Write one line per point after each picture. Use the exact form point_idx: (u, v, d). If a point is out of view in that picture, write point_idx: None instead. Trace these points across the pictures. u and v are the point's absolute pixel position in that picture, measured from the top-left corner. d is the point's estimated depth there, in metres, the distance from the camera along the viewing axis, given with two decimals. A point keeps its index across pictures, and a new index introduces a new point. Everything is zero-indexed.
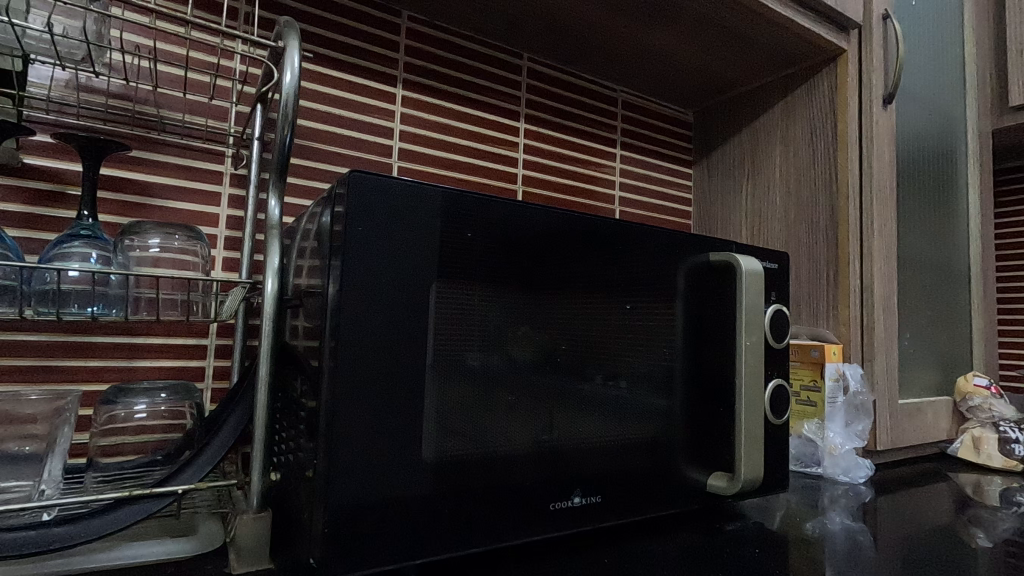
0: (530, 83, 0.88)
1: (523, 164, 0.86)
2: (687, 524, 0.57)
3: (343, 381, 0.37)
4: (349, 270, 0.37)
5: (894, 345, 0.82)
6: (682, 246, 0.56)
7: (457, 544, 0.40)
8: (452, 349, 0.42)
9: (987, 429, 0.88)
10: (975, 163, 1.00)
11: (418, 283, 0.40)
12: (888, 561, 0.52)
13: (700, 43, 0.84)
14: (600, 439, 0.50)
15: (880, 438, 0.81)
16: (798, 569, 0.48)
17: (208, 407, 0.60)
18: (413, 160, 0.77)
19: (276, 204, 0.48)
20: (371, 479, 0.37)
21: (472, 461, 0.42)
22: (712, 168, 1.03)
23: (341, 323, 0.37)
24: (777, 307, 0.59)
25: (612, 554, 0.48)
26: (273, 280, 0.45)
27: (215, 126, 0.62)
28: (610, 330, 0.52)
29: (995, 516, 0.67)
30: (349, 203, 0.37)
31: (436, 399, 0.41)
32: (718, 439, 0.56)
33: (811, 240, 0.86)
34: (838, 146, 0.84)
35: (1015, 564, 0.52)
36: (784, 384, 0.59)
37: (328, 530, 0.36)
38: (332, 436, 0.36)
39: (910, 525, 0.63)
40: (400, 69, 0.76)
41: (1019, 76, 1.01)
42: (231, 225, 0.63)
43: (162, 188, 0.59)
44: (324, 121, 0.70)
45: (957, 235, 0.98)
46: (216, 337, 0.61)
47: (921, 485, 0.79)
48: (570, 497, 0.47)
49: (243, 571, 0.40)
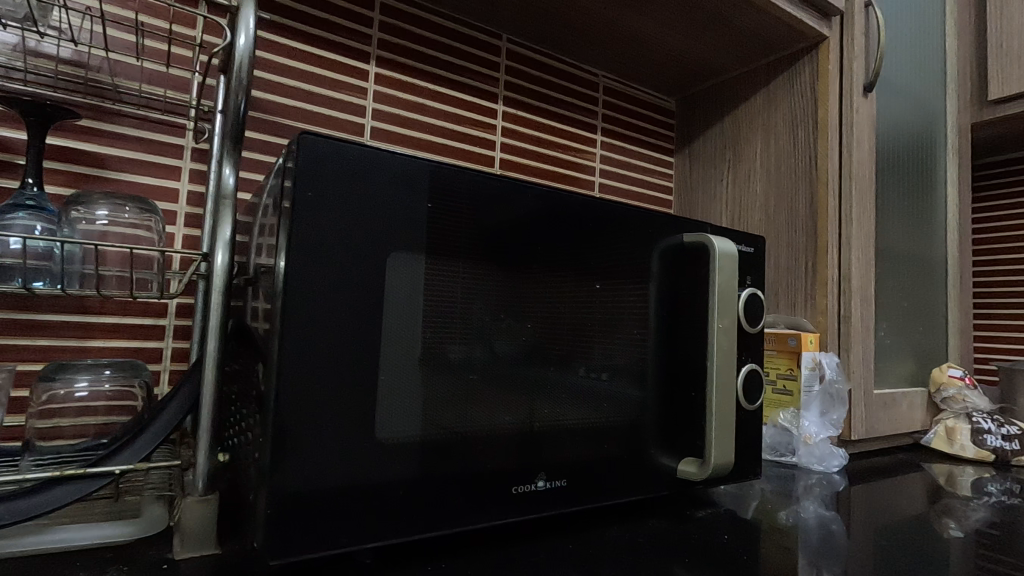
0: (509, 65, 0.86)
1: (500, 147, 0.84)
2: (658, 511, 0.56)
3: (292, 355, 0.35)
4: (300, 241, 0.35)
5: (871, 335, 0.82)
6: (656, 228, 0.54)
7: (412, 528, 0.39)
8: (412, 327, 0.40)
9: (961, 420, 0.89)
10: (953, 155, 1.00)
11: (373, 254, 0.38)
12: (859, 551, 0.51)
13: (681, 27, 0.83)
14: (568, 423, 0.48)
15: (855, 427, 0.80)
16: (769, 558, 0.47)
17: (165, 389, 0.58)
18: (387, 140, 0.74)
19: (232, 173, 0.45)
20: (321, 460, 0.36)
21: (431, 442, 0.40)
22: (693, 156, 1.02)
23: (289, 294, 0.35)
24: (752, 291, 0.58)
25: (578, 541, 0.47)
26: (225, 252, 0.43)
27: (174, 97, 0.59)
28: (580, 311, 0.50)
29: (967, 506, 0.67)
30: (298, 167, 0.35)
31: (393, 378, 0.39)
32: (689, 424, 0.54)
33: (790, 229, 0.85)
34: (818, 134, 0.83)
35: (987, 554, 0.52)
36: (758, 369, 0.58)
37: (272, 511, 0.34)
38: (279, 414, 0.34)
39: (884, 514, 0.62)
40: (374, 46, 0.74)
41: (998, 70, 1.01)
42: (192, 201, 0.60)
43: (117, 160, 0.57)
44: (293, 96, 0.68)
45: (935, 227, 0.98)
46: (175, 318, 0.58)
47: (895, 475, 0.79)
48: (533, 480, 0.45)
49: (187, 557, 0.38)
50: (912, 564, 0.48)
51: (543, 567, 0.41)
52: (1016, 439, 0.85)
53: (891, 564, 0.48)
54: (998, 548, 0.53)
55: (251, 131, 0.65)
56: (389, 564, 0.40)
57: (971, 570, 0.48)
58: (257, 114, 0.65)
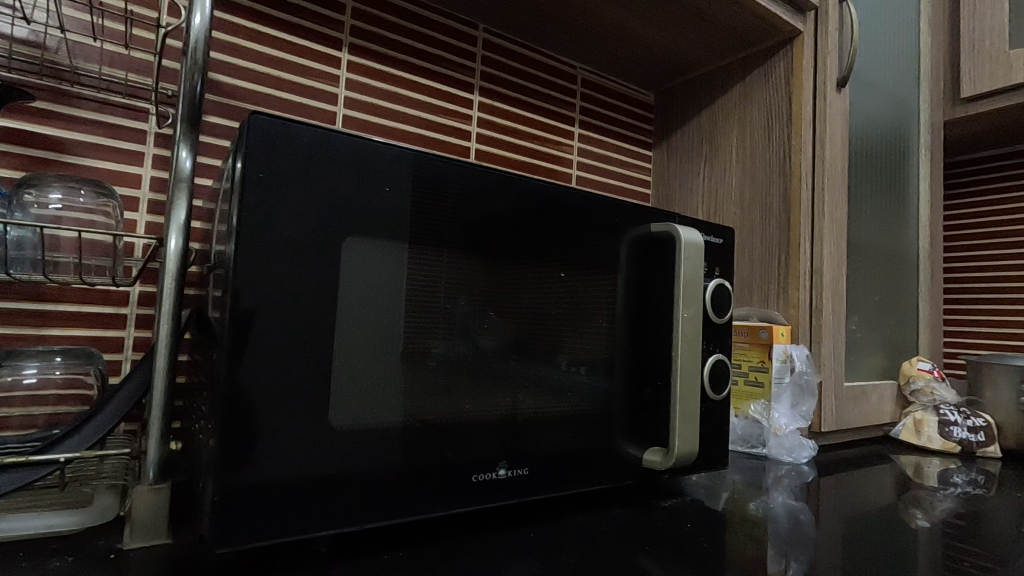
0: (485, 55, 0.85)
1: (476, 138, 0.84)
2: (624, 501, 0.56)
3: (242, 339, 0.34)
4: (249, 224, 0.35)
5: (842, 328, 0.83)
6: (622, 218, 0.54)
7: (367, 517, 0.38)
8: (370, 313, 0.40)
9: (929, 413, 0.90)
10: (926, 151, 1.01)
11: (327, 238, 0.37)
12: (826, 541, 0.51)
13: (658, 20, 0.83)
14: (531, 412, 0.48)
15: (825, 419, 0.81)
16: (737, 548, 0.47)
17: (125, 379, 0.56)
18: (360, 129, 0.73)
19: (187, 157, 0.45)
20: (272, 446, 0.35)
21: (388, 430, 0.40)
22: (671, 150, 1.02)
23: (238, 276, 0.34)
24: (720, 281, 0.58)
25: (540, 529, 0.47)
26: (178, 236, 0.42)
27: (136, 80, 0.58)
28: (545, 300, 0.50)
29: (934, 497, 0.68)
30: (249, 148, 0.35)
31: (349, 364, 0.39)
32: (655, 415, 0.54)
33: (764, 222, 0.85)
34: (792, 128, 0.84)
35: (953, 544, 0.52)
36: (724, 360, 0.58)
37: (219, 499, 0.33)
38: (229, 400, 0.34)
39: (853, 505, 0.63)
40: (346, 33, 0.73)
41: (970, 68, 1.02)
42: (155, 187, 0.59)
43: (76, 144, 0.55)
44: (262, 83, 0.66)
45: (907, 223, 0.99)
46: (137, 306, 0.57)
47: (865, 467, 0.80)
48: (494, 468, 0.45)
49: (135, 547, 0.37)
50: (879, 554, 0.49)
51: (505, 556, 0.41)
52: (981, 431, 0.87)
53: (859, 554, 0.49)
54: (964, 538, 0.54)
55: (218, 116, 0.63)
56: (346, 553, 0.39)
57: (937, 560, 0.48)
58: (223, 100, 0.64)
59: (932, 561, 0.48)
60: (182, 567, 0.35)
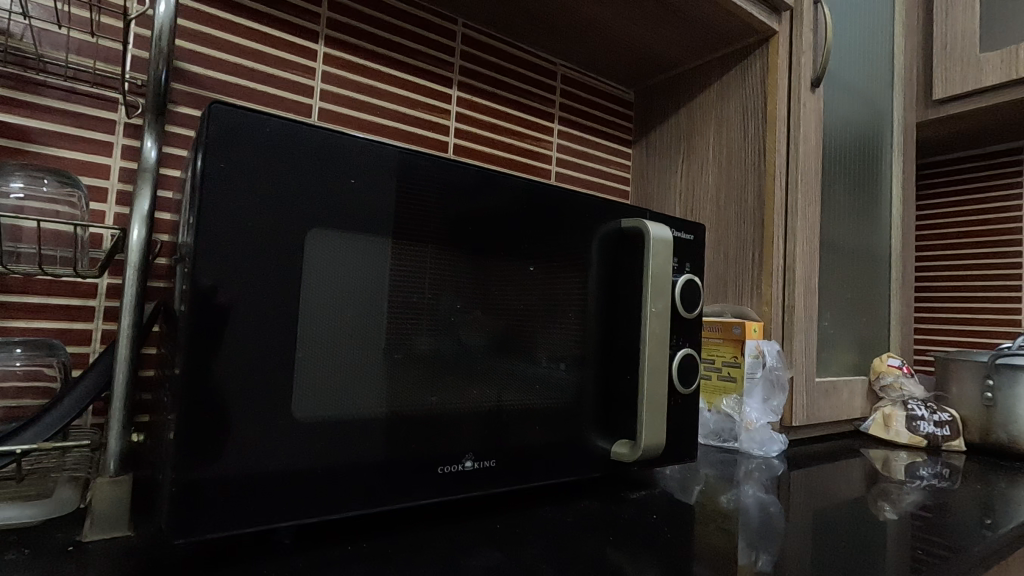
0: (465, 50, 0.85)
1: (454, 133, 0.83)
2: (593, 493, 0.57)
3: (204, 329, 0.34)
4: (210, 215, 0.35)
5: (814, 325, 0.84)
6: (593, 214, 0.55)
7: (330, 508, 0.38)
8: (335, 306, 0.40)
9: (897, 407, 0.92)
10: (898, 152, 1.03)
11: (289, 229, 0.37)
12: (794, 533, 0.52)
13: (637, 18, 0.83)
14: (499, 404, 0.48)
15: (796, 414, 0.83)
16: (704, 540, 0.48)
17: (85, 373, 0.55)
18: (337, 122, 0.73)
19: (154, 147, 0.46)
20: (232, 437, 0.35)
21: (352, 422, 0.40)
22: (650, 148, 1.03)
23: (198, 267, 0.34)
24: (690, 277, 0.59)
25: (506, 521, 0.47)
26: (141, 226, 0.43)
27: (105, 70, 0.57)
28: (515, 293, 0.50)
29: (901, 489, 0.70)
30: (210, 138, 0.35)
31: (312, 356, 0.39)
32: (623, 408, 0.55)
33: (739, 220, 0.87)
34: (767, 126, 0.85)
35: (917, 535, 0.53)
36: (693, 354, 0.59)
37: (176, 489, 0.33)
38: (189, 392, 0.34)
39: (823, 498, 0.64)
40: (322, 25, 0.72)
41: (943, 70, 1.04)
42: (125, 177, 0.58)
43: (42, 134, 0.54)
44: (235, 74, 0.66)
45: (879, 222, 1.01)
46: (105, 299, 0.56)
47: (834, 460, 0.81)
48: (460, 461, 0.45)
49: (95, 539, 0.37)
50: (846, 546, 0.50)
51: (470, 548, 0.41)
52: (946, 425, 0.90)
53: (826, 545, 0.49)
54: (929, 529, 0.55)
55: (188, 107, 0.62)
56: (310, 544, 0.39)
57: (901, 551, 0.49)
58: (194, 90, 0.63)
59: (898, 552, 0.49)
60: (141, 559, 0.35)
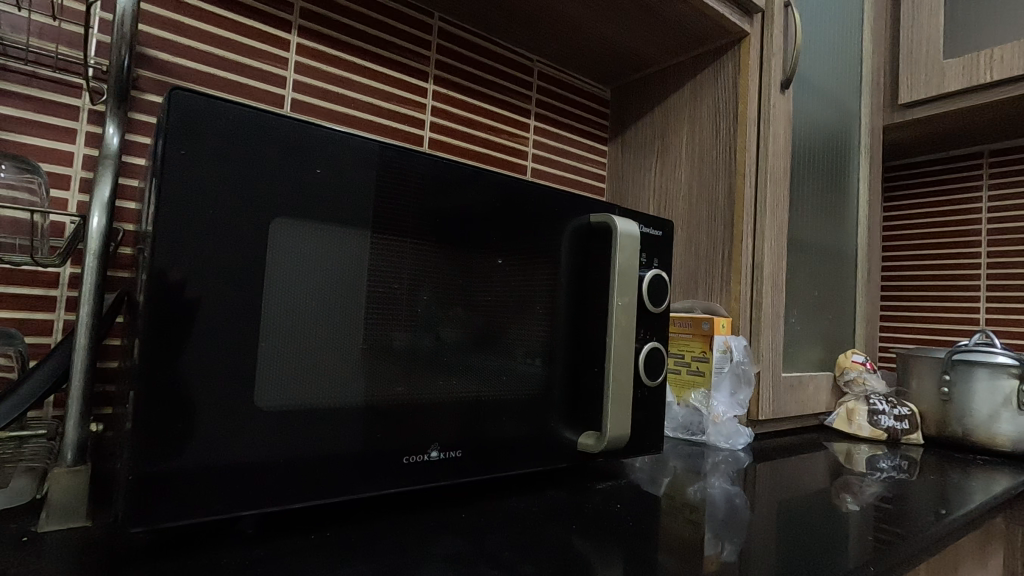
0: (441, 44, 0.85)
1: (430, 126, 0.83)
2: (560, 484, 0.58)
3: (164, 319, 0.34)
4: (170, 202, 0.34)
5: (781, 321, 0.86)
6: (564, 210, 0.56)
7: (293, 496, 0.38)
8: (298, 297, 0.40)
9: (860, 402, 0.95)
10: (865, 153, 1.06)
11: (252, 218, 0.37)
12: (757, 523, 0.54)
13: (612, 17, 0.84)
14: (467, 395, 0.49)
15: (762, 408, 0.85)
16: (669, 530, 0.49)
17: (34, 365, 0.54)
18: (309, 113, 0.72)
19: (116, 134, 0.46)
20: (193, 426, 0.35)
21: (315, 413, 0.40)
22: (626, 146, 1.04)
23: (157, 255, 0.34)
24: (657, 272, 0.60)
25: (472, 511, 0.48)
26: (101, 214, 0.42)
27: (68, 54, 0.56)
28: (484, 284, 0.50)
29: (863, 482, 0.72)
30: (171, 125, 0.34)
31: (275, 346, 0.39)
32: (590, 401, 0.56)
33: (710, 217, 0.88)
34: (738, 126, 0.86)
35: (872, 523, 0.55)
36: (660, 348, 0.60)
37: (133, 477, 0.33)
38: (148, 381, 0.33)
39: (787, 490, 0.66)
40: (296, 15, 0.71)
41: (908, 75, 1.07)
42: (87, 165, 0.57)
43: (2, 119, 0.53)
44: (205, 62, 0.65)
45: (846, 222, 1.04)
46: (68, 288, 0.55)
47: (799, 454, 0.83)
48: (426, 451, 0.45)
49: (51, 530, 0.37)
50: (808, 536, 0.51)
51: (435, 536, 0.42)
52: (906, 419, 0.92)
53: (789, 536, 0.51)
54: (888, 519, 0.57)
55: (154, 95, 0.61)
56: (272, 534, 0.40)
57: (862, 540, 0.50)
58: (161, 77, 0.62)
59: (857, 540, 0.50)
60: (98, 548, 0.35)
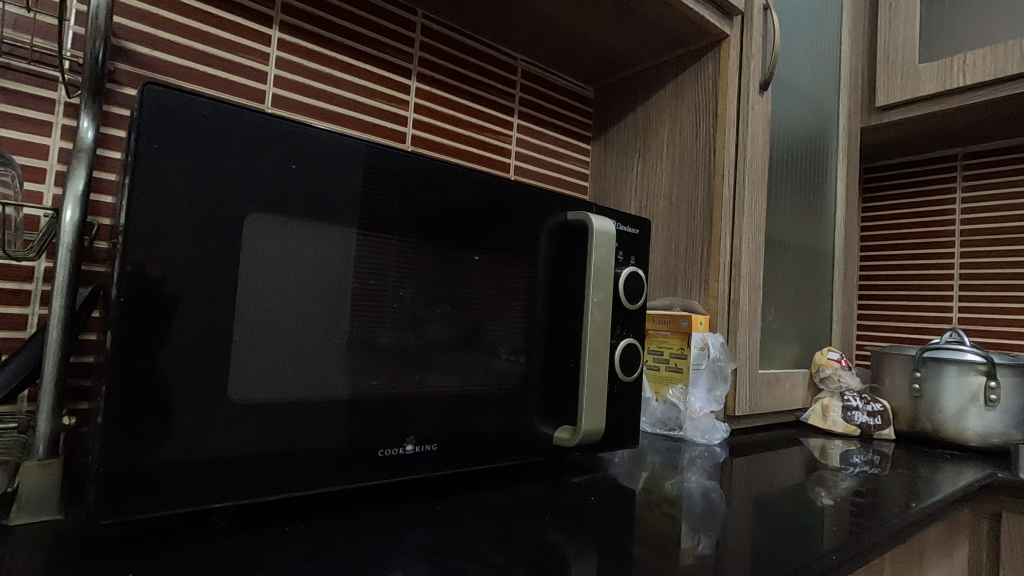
0: (425, 41, 0.85)
1: (412, 123, 0.83)
2: (537, 478, 0.58)
3: (135, 313, 0.34)
4: (143, 195, 0.34)
5: (758, 319, 0.88)
6: (542, 207, 0.56)
7: (266, 489, 0.39)
8: (272, 291, 0.40)
9: (835, 399, 0.97)
10: (842, 155, 1.08)
11: (226, 213, 0.37)
12: (730, 516, 0.55)
13: (594, 17, 0.85)
14: (443, 389, 0.49)
15: (739, 403, 0.86)
16: (643, 523, 0.50)
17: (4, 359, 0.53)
18: (290, 109, 0.72)
19: (90, 127, 0.46)
20: (163, 419, 0.35)
21: (289, 407, 0.40)
22: (608, 146, 1.05)
23: (129, 248, 0.34)
24: (633, 269, 0.61)
25: (448, 504, 0.48)
26: (74, 207, 0.42)
27: (43, 46, 0.55)
28: (463, 279, 0.51)
29: (836, 476, 0.73)
30: (143, 118, 0.34)
31: (248, 340, 0.39)
32: (566, 396, 0.56)
33: (689, 215, 0.89)
34: (717, 126, 0.87)
35: (843, 516, 0.57)
36: (636, 344, 0.61)
37: (102, 471, 0.33)
38: (118, 374, 0.33)
39: (762, 484, 0.67)
40: (277, 10, 0.71)
41: (885, 79, 1.09)
42: (63, 158, 0.56)
43: None
44: (184, 56, 0.64)
45: (823, 222, 1.06)
46: (43, 283, 0.55)
47: (774, 449, 0.85)
48: (401, 445, 0.46)
49: (23, 523, 0.37)
50: (779, 529, 0.52)
51: (409, 529, 0.42)
52: (878, 415, 0.94)
53: (761, 528, 0.52)
54: (859, 511, 0.58)
55: (132, 89, 0.61)
56: (245, 526, 0.40)
57: (832, 532, 0.52)
58: (139, 70, 0.61)
59: (827, 532, 0.52)
60: (69, 542, 0.35)
